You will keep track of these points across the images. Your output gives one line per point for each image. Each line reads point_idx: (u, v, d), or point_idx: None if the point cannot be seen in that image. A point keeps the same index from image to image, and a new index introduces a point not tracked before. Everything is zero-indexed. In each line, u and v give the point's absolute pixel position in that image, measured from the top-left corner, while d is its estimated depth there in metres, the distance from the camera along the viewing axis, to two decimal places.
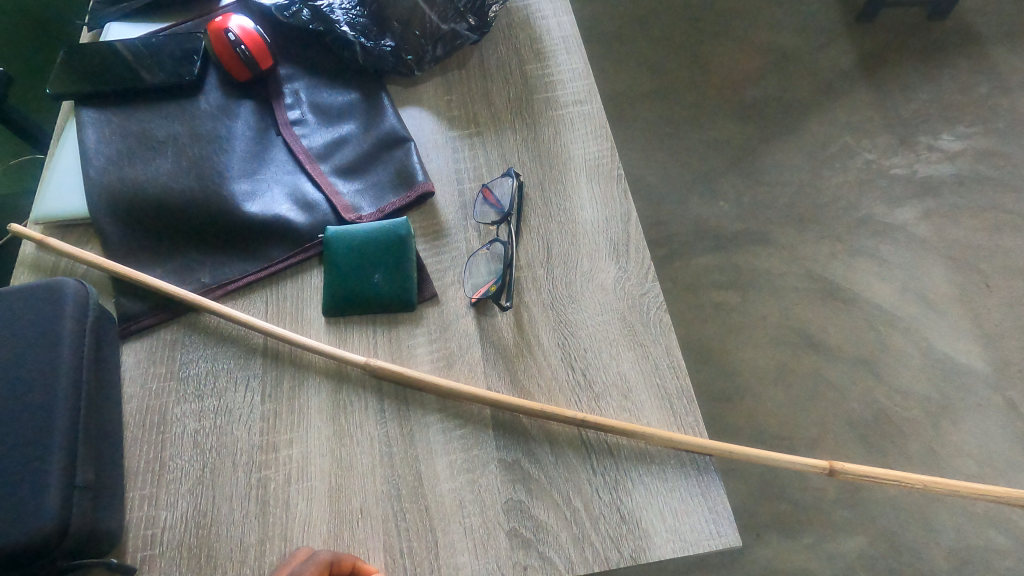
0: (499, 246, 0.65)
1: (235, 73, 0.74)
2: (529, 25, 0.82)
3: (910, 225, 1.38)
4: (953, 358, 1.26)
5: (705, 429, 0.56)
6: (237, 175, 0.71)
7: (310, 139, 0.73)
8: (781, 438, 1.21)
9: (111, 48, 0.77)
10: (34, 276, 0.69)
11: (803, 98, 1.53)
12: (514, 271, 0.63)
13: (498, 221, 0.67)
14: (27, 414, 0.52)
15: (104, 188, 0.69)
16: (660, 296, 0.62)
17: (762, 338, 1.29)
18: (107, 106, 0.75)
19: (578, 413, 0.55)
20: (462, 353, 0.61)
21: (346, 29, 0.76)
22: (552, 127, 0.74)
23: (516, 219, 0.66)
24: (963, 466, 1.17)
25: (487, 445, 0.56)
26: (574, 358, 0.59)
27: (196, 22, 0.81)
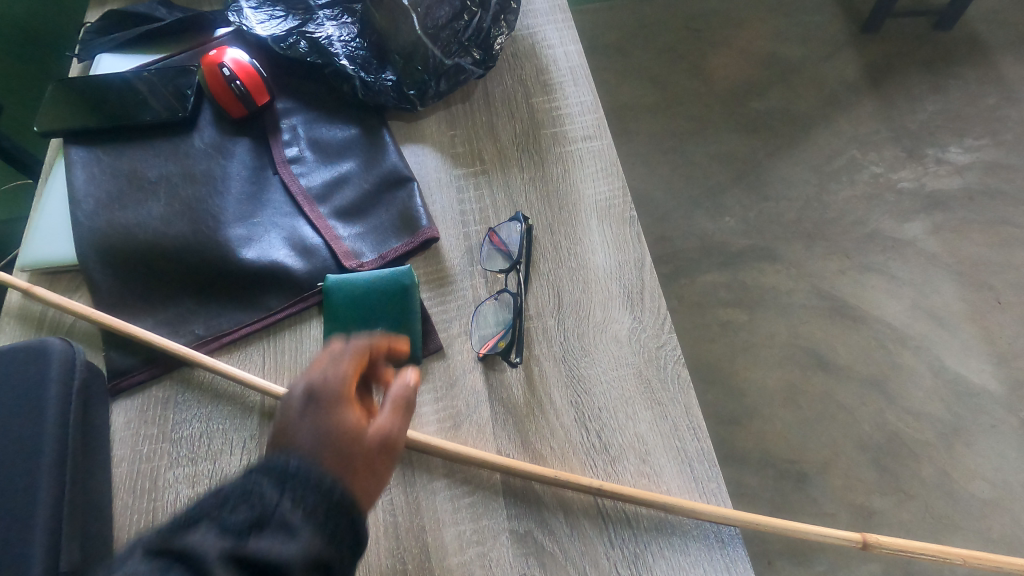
0: (508, 296, 0.62)
1: (229, 108, 0.71)
2: (535, 55, 0.79)
3: (919, 240, 1.34)
4: (965, 378, 1.22)
5: (728, 496, 0.54)
6: (233, 218, 0.67)
7: (308, 179, 0.70)
8: (791, 461, 1.15)
9: (100, 82, 0.74)
10: (20, 327, 0.66)
11: (810, 110, 1.48)
12: (523, 320, 0.61)
13: (506, 269, 0.63)
14: (11, 493, 0.49)
15: (94, 233, 0.66)
16: (677, 349, 0.59)
17: (771, 357, 1.24)
18: (97, 143, 0.72)
19: (595, 481, 0.53)
20: (470, 412, 0.58)
21: (345, 62, 0.74)
22: (561, 165, 0.71)
23: (525, 267, 0.63)
24: (978, 490, 1.13)
25: (498, 515, 0.53)
26: (588, 419, 0.56)
27: (190, 54, 0.78)
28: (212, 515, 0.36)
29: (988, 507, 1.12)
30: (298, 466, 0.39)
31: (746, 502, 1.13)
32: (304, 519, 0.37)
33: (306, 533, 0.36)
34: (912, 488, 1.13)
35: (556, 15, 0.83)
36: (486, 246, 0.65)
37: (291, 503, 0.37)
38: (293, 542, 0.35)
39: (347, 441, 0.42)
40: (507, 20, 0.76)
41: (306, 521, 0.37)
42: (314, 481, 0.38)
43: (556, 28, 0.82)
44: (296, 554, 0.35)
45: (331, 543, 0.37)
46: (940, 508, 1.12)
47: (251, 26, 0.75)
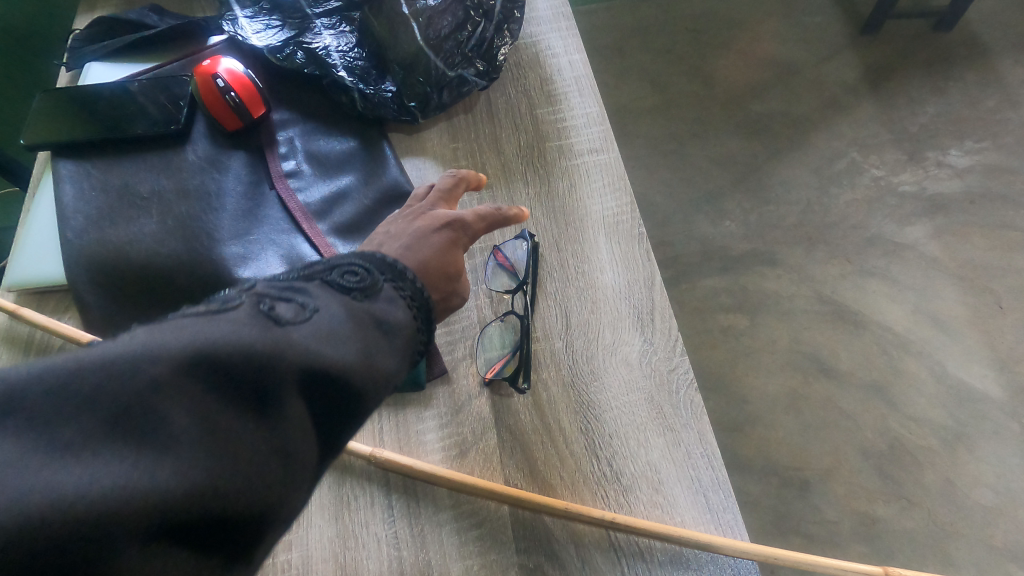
0: (514, 318, 0.61)
1: (223, 121, 0.68)
2: (538, 64, 0.77)
3: (920, 244, 1.32)
4: (967, 384, 1.20)
5: (744, 527, 0.53)
6: (228, 235, 0.65)
7: (306, 194, 0.68)
8: (794, 468, 1.13)
9: (90, 93, 0.71)
10: (8, 351, 0.63)
11: (811, 113, 1.46)
12: (531, 342, 0.60)
13: (513, 290, 0.62)
14: None
15: (82, 251, 0.63)
16: (690, 373, 0.58)
17: (773, 363, 1.22)
18: (86, 156, 0.69)
19: (607, 512, 0.52)
20: (476, 440, 0.56)
21: (344, 74, 0.71)
22: (568, 181, 0.69)
23: (532, 287, 0.62)
24: (981, 496, 1.11)
25: (507, 549, 0.52)
26: (599, 446, 0.55)
27: (183, 63, 0.75)
28: (316, 284, 0.37)
29: (991, 514, 1.10)
30: (391, 260, 0.43)
31: (750, 511, 1.11)
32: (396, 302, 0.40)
33: (399, 311, 0.39)
34: (915, 495, 1.12)
35: (559, 22, 0.81)
36: (489, 260, 0.64)
37: (385, 287, 0.40)
38: (389, 315, 0.38)
39: (458, 259, 0.49)
40: (510, 30, 0.75)
41: (397, 302, 0.40)
42: (399, 276, 0.42)
43: (560, 36, 0.80)
44: (396, 326, 0.38)
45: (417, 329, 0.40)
46: (943, 515, 1.10)
47: (247, 36, 0.73)
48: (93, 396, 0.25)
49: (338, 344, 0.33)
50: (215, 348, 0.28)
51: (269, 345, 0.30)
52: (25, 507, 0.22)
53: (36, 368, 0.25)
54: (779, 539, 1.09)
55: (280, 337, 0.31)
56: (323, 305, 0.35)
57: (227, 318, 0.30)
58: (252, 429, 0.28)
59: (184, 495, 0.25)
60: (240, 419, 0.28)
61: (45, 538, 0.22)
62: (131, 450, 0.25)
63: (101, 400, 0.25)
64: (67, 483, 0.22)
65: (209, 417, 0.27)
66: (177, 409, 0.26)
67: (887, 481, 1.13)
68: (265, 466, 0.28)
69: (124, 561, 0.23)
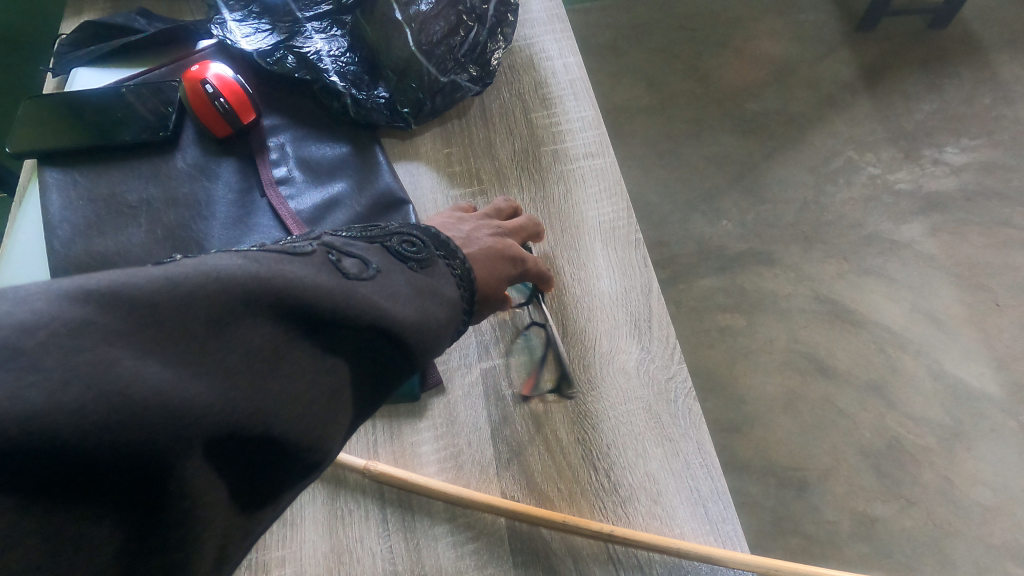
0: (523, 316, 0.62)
1: (212, 127, 0.67)
2: (532, 67, 0.76)
3: (917, 242, 1.32)
4: (965, 382, 1.20)
5: (745, 539, 0.52)
6: (219, 244, 0.64)
7: (298, 201, 0.67)
8: (793, 468, 1.13)
9: (77, 100, 0.70)
10: None
11: (807, 111, 1.45)
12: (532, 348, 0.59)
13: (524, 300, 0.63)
14: None
15: (69, 262, 0.62)
16: (688, 381, 0.58)
17: (771, 362, 1.21)
18: (73, 164, 0.68)
19: (605, 525, 0.51)
20: (472, 452, 0.56)
21: (335, 79, 0.70)
22: (563, 186, 0.69)
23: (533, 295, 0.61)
24: (979, 495, 1.11)
25: (503, 563, 0.52)
26: (597, 457, 0.55)
27: (171, 68, 0.74)
28: (375, 246, 0.38)
29: (990, 513, 1.10)
30: (444, 236, 0.44)
31: (748, 512, 1.11)
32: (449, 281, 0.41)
33: (450, 292, 0.40)
34: (913, 494, 1.11)
35: (554, 24, 0.80)
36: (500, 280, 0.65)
37: (440, 266, 0.41)
38: (442, 292, 0.39)
39: (499, 282, 0.47)
40: (504, 34, 0.74)
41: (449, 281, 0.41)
42: (454, 261, 0.43)
43: (554, 38, 0.79)
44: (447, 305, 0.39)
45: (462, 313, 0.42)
46: (942, 514, 1.10)
47: (235, 40, 0.72)
48: (177, 305, 0.26)
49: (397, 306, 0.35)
50: (290, 287, 0.30)
51: (334, 295, 0.31)
52: (114, 385, 0.23)
53: (123, 275, 0.26)
54: (779, 540, 1.08)
55: (350, 289, 0.33)
56: (384, 268, 0.37)
57: (302, 260, 0.32)
58: (308, 365, 0.30)
59: (241, 406, 0.27)
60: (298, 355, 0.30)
61: (125, 423, 0.23)
62: (206, 364, 0.26)
63: (188, 308, 0.26)
64: (155, 375, 0.24)
65: (276, 348, 0.29)
66: (251, 330, 0.28)
67: (885, 480, 1.13)
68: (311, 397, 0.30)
69: (190, 457, 0.25)
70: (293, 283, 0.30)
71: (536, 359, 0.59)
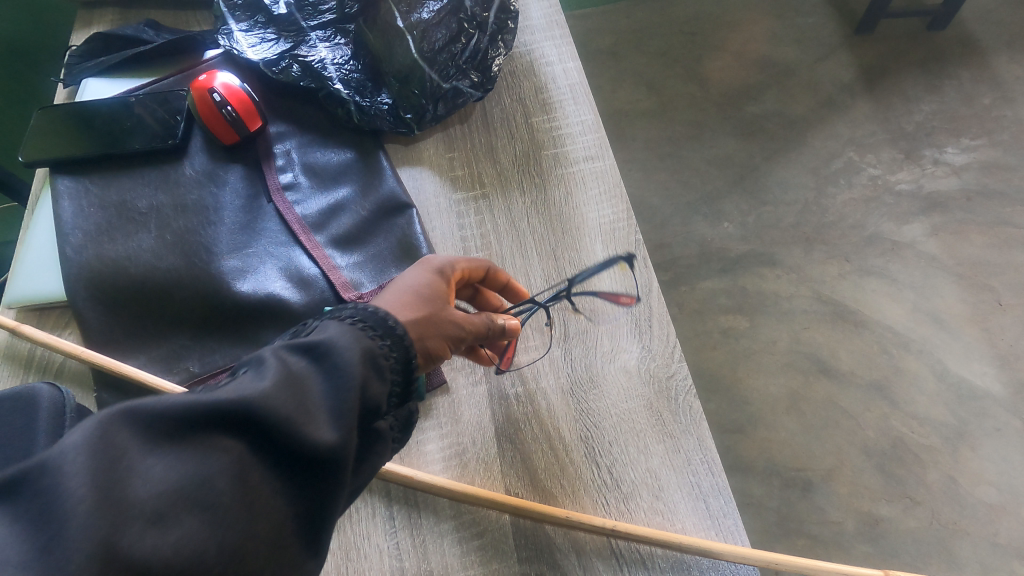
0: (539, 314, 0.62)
1: (220, 135, 0.69)
2: (533, 73, 0.78)
3: (918, 242, 1.32)
4: (969, 381, 1.20)
5: (746, 534, 0.53)
6: (227, 249, 0.65)
7: (304, 206, 0.69)
8: (796, 469, 1.13)
9: (86, 109, 0.72)
10: (8, 367, 0.63)
11: (806, 114, 1.46)
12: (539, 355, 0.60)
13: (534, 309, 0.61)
14: None
15: (81, 268, 0.63)
16: (688, 379, 0.59)
17: (774, 363, 1.22)
18: (84, 173, 0.69)
19: (607, 521, 0.52)
20: (476, 450, 0.57)
21: (340, 86, 0.72)
22: (564, 188, 0.70)
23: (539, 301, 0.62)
24: (984, 494, 1.11)
25: (508, 559, 0.53)
26: (599, 454, 0.56)
27: (179, 77, 0.76)
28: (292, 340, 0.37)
29: (994, 512, 1.10)
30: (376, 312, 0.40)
31: (752, 512, 1.11)
32: (355, 341, 0.36)
33: (355, 352, 0.36)
34: (918, 494, 1.12)
35: (554, 30, 0.81)
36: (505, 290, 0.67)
37: (344, 329, 0.37)
38: (345, 355, 0.35)
39: (435, 288, 0.46)
40: (504, 40, 0.75)
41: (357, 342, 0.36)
42: (365, 320, 0.39)
43: (554, 44, 0.80)
44: (353, 365, 0.35)
45: (379, 374, 0.37)
46: (947, 514, 1.10)
47: (242, 50, 0.73)
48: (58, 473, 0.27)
49: (272, 388, 0.31)
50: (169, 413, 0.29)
51: (190, 407, 0.29)
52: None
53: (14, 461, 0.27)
54: (783, 540, 1.08)
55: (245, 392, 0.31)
56: (269, 355, 0.34)
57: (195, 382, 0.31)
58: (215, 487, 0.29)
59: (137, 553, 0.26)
60: (173, 479, 0.28)
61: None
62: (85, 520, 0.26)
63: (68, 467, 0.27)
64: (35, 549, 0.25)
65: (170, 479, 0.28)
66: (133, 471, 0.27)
67: (890, 480, 1.13)
68: (209, 520, 0.28)
69: None
70: (148, 415, 0.29)
71: (553, 354, 0.60)
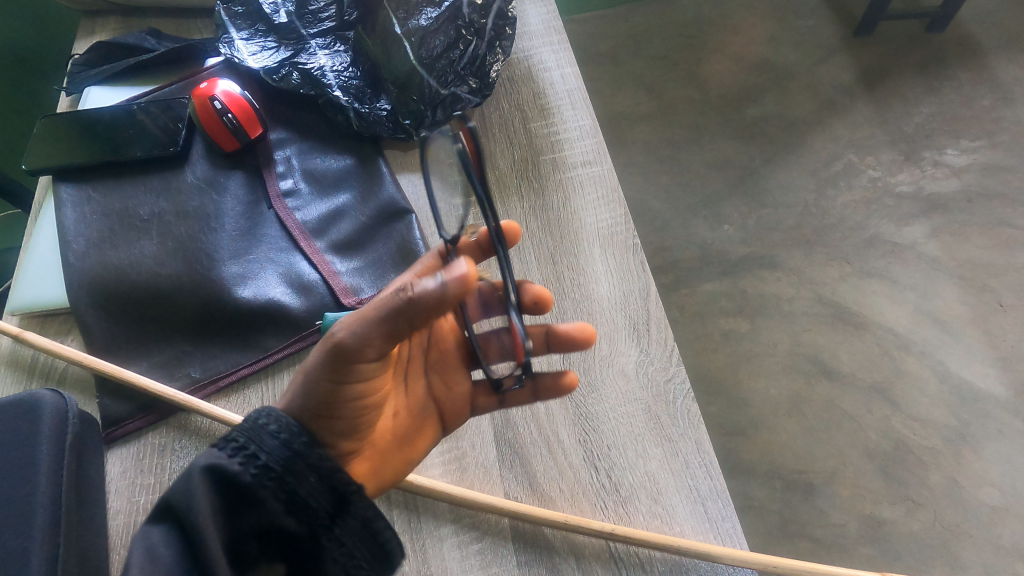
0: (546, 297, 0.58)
1: (220, 142, 0.69)
2: (531, 78, 0.78)
3: (919, 244, 1.32)
4: (971, 383, 1.20)
5: (744, 537, 0.53)
6: (228, 255, 0.66)
7: (304, 212, 0.69)
8: (798, 471, 1.13)
9: (90, 118, 0.72)
10: (12, 374, 0.64)
11: (806, 116, 1.46)
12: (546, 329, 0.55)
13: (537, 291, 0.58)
14: (5, 560, 0.47)
15: (83, 274, 0.64)
16: (686, 382, 0.59)
17: (775, 365, 1.22)
18: (86, 180, 0.70)
19: (606, 524, 0.53)
20: (475, 454, 0.57)
21: (339, 93, 0.73)
22: (562, 193, 0.70)
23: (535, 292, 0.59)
24: (987, 496, 1.11)
25: (508, 562, 0.53)
26: (597, 458, 0.56)
27: (180, 85, 0.76)
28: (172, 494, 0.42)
29: (998, 514, 1.10)
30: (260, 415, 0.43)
31: (754, 515, 1.11)
32: (199, 477, 0.41)
33: (202, 495, 0.40)
34: (921, 496, 1.11)
35: (552, 35, 0.82)
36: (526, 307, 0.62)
37: (201, 459, 0.41)
38: (191, 503, 0.40)
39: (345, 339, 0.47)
40: (502, 46, 0.76)
41: (207, 473, 0.41)
42: (228, 434, 0.43)
43: (552, 50, 0.81)
44: (198, 512, 0.40)
45: (252, 488, 0.41)
46: (950, 516, 1.10)
47: (242, 58, 0.74)
48: None
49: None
50: None
51: None
52: None
53: None
54: (786, 543, 1.08)
55: None
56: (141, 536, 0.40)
57: None
58: None
59: None
60: None
61: None
62: None
63: None
64: None
65: None
66: None
67: (892, 483, 1.13)
68: None
69: None
70: None
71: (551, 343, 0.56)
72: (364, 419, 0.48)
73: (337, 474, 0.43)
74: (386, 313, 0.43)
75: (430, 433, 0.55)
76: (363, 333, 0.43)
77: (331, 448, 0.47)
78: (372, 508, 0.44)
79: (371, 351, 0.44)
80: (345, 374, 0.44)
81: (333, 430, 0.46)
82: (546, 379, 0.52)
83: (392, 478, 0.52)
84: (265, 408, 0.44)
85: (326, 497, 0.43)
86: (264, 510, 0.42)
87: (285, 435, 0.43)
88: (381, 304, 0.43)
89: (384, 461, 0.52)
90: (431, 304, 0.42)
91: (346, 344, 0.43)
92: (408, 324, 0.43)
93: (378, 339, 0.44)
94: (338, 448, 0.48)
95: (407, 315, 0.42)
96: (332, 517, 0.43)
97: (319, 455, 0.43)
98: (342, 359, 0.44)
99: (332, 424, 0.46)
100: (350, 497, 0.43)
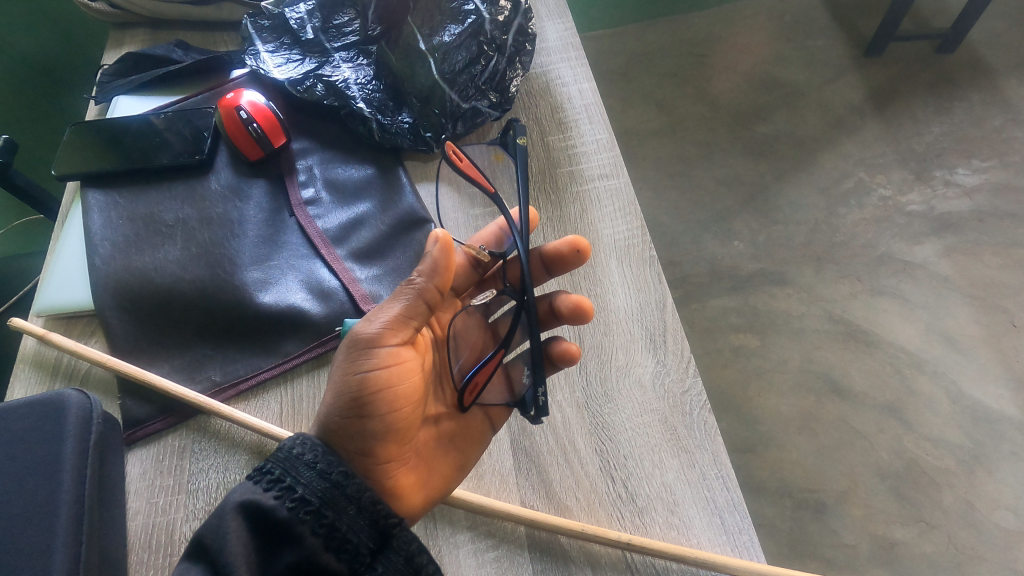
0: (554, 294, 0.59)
1: (246, 150, 0.71)
2: (550, 93, 0.80)
3: (930, 263, 1.32)
4: (985, 404, 1.19)
5: (761, 551, 0.53)
6: (249, 261, 0.67)
7: (325, 220, 0.71)
8: (809, 490, 1.12)
9: (118, 125, 0.74)
10: (36, 375, 0.65)
11: (816, 134, 1.48)
12: (560, 304, 0.58)
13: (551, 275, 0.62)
14: (29, 557, 0.48)
15: (109, 277, 0.65)
16: (703, 394, 0.59)
17: (786, 382, 1.22)
18: (114, 186, 0.71)
19: (623, 534, 0.53)
20: (492, 463, 0.58)
21: (362, 105, 0.74)
22: (579, 206, 0.71)
23: (547, 270, 0.61)
24: (1001, 520, 1.09)
25: (523, 569, 0.53)
26: (614, 468, 0.56)
27: (207, 95, 0.78)
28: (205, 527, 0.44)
29: (1013, 538, 1.08)
30: (294, 445, 0.47)
31: (764, 533, 1.09)
32: (235, 514, 0.43)
33: (236, 531, 0.43)
34: (934, 518, 1.10)
35: (569, 51, 0.84)
36: (548, 275, 0.62)
37: (236, 494, 0.44)
38: (224, 541, 0.42)
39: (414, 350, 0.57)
40: (522, 62, 0.77)
41: (243, 510, 0.44)
42: (264, 468, 0.46)
43: (569, 66, 0.83)
44: (232, 550, 0.42)
45: (288, 521, 0.44)
46: (963, 539, 1.08)
47: (268, 69, 0.76)
48: None
49: None
50: None
51: None
52: None
53: None
54: (797, 563, 1.06)
55: None
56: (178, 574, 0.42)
57: None
58: None
59: None
60: None
61: None
62: None
63: None
64: None
65: None
66: None
67: (905, 504, 1.11)
68: None
69: None
70: None
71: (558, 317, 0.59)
72: (398, 418, 0.50)
73: (375, 506, 0.46)
74: (400, 300, 0.52)
75: (476, 433, 0.57)
76: (381, 321, 0.51)
77: (368, 454, 0.49)
78: (415, 541, 0.47)
79: (394, 338, 0.51)
80: (370, 364, 0.49)
81: (367, 432, 0.48)
82: (554, 351, 0.56)
83: (444, 487, 0.54)
84: (299, 438, 0.47)
85: (366, 533, 0.46)
86: (301, 544, 0.44)
87: (323, 466, 0.46)
88: (394, 297, 0.52)
89: (432, 470, 0.54)
90: (430, 276, 0.51)
91: (367, 333, 0.50)
92: (425, 305, 0.52)
93: (398, 325, 0.51)
94: (378, 455, 0.49)
95: (416, 294, 0.51)
96: (373, 553, 0.46)
97: (357, 486, 0.46)
98: (368, 349, 0.50)
99: (367, 425, 0.49)
100: (392, 530, 0.46)
